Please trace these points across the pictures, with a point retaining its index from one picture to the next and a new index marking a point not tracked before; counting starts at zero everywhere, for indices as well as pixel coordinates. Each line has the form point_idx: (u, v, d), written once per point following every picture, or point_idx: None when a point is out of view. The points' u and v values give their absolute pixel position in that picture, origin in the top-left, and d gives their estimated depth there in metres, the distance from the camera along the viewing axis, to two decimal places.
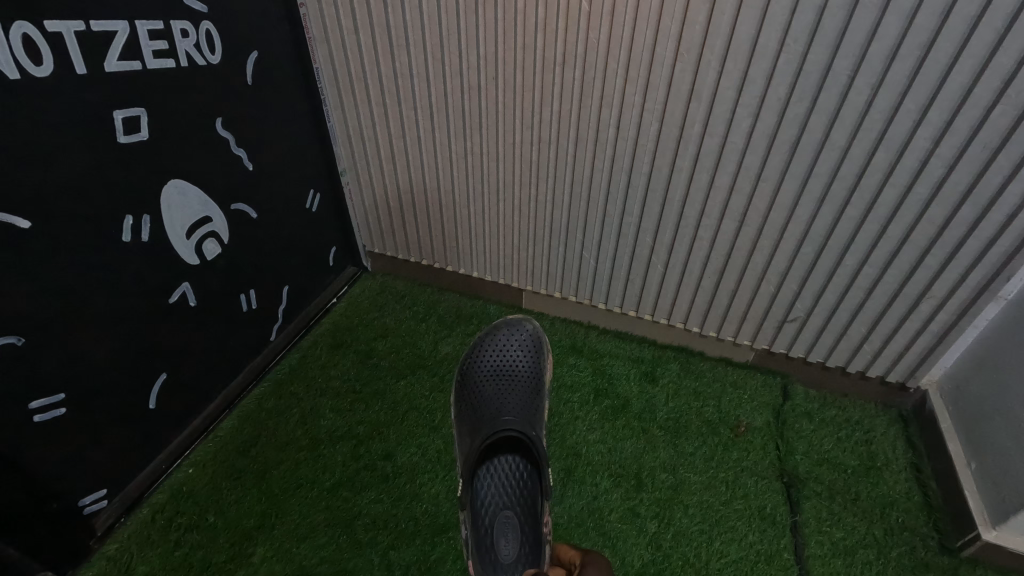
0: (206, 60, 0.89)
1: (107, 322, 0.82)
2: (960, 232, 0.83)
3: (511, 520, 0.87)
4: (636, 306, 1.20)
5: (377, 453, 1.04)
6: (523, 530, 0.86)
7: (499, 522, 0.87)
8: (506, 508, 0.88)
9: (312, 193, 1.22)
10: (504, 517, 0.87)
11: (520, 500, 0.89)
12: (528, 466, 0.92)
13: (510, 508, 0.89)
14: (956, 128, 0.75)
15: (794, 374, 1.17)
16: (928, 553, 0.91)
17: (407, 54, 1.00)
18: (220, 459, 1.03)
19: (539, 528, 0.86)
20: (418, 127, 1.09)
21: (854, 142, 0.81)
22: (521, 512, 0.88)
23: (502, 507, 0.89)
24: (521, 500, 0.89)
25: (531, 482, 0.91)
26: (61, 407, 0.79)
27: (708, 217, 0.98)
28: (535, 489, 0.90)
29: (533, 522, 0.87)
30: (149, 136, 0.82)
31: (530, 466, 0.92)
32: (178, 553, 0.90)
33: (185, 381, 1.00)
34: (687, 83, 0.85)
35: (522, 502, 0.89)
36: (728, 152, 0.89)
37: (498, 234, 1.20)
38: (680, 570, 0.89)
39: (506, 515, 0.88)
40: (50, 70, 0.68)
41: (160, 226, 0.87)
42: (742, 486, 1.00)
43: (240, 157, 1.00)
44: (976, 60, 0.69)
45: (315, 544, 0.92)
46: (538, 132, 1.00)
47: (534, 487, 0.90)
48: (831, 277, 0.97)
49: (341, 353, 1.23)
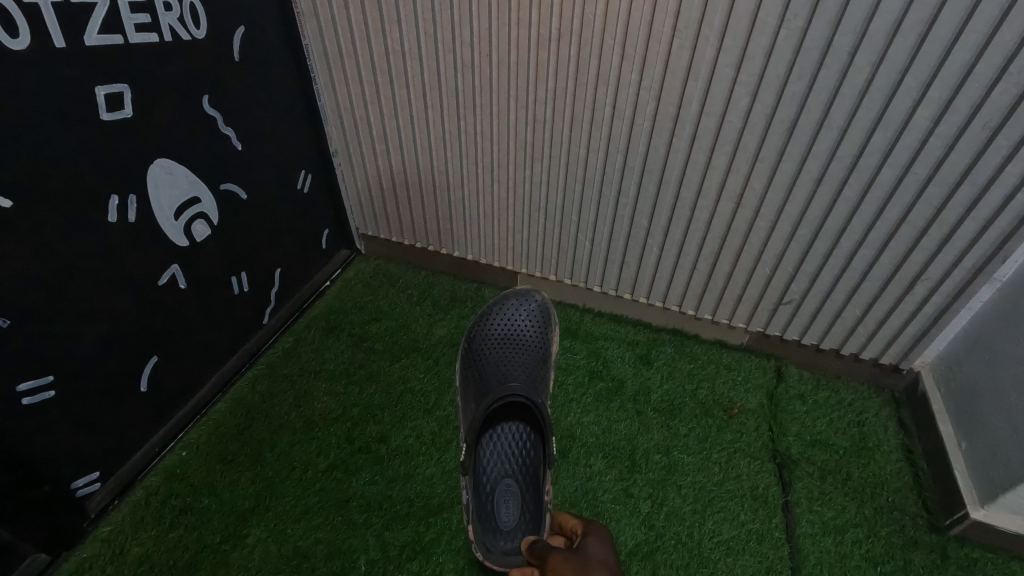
0: (191, 35, 0.85)
1: (95, 304, 0.81)
2: (957, 214, 0.83)
3: (512, 489, 0.89)
4: (632, 288, 1.19)
5: (371, 436, 1.04)
6: (524, 499, 0.88)
7: (500, 489, 0.89)
8: (507, 477, 0.90)
9: (304, 174, 1.19)
10: (506, 485, 0.89)
11: (522, 470, 0.91)
12: (530, 433, 0.94)
13: (511, 477, 0.91)
14: (957, 106, 0.74)
15: (788, 356, 1.18)
16: (916, 531, 0.93)
17: (399, 28, 0.96)
18: (214, 443, 1.02)
19: (540, 496, 0.88)
20: (412, 105, 1.06)
21: (853, 122, 0.80)
22: (523, 482, 0.90)
23: (503, 476, 0.91)
24: (524, 469, 0.91)
25: (535, 452, 0.93)
26: (50, 390, 0.77)
27: (704, 199, 0.98)
28: (538, 459, 0.91)
29: (533, 490, 0.89)
30: (133, 113, 0.79)
31: (533, 437, 0.94)
32: (173, 534, 0.90)
33: (177, 365, 0.98)
34: (686, 60, 0.83)
35: (524, 471, 0.91)
36: (726, 132, 0.88)
37: (494, 215, 1.19)
38: (673, 549, 0.90)
39: (507, 484, 0.90)
40: (27, 42, 0.65)
41: (146, 206, 0.85)
42: (735, 467, 1.01)
43: (228, 136, 0.98)
44: (978, 37, 0.68)
45: (310, 525, 0.92)
46: (533, 111, 0.99)
47: (536, 458, 0.92)
48: (827, 259, 0.97)
49: (335, 335, 1.22)
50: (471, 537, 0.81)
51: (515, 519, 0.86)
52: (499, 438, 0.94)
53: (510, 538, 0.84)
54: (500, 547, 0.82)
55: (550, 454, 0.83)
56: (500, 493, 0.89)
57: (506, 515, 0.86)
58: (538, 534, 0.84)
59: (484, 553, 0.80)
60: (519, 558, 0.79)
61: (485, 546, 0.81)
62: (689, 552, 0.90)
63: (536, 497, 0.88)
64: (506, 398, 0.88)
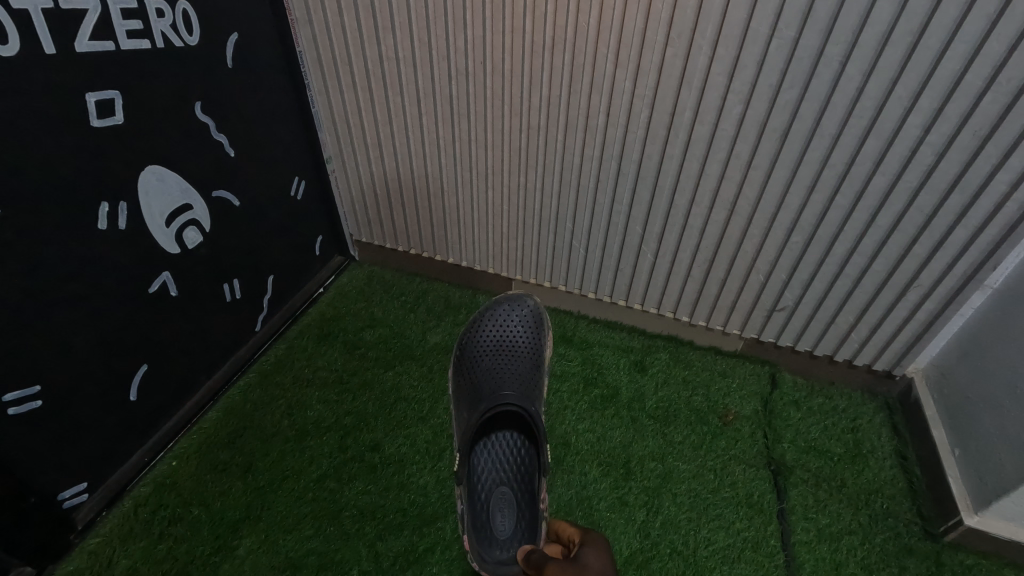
0: (184, 42, 0.85)
1: (84, 312, 0.80)
2: (948, 221, 0.83)
3: (508, 495, 0.89)
4: (626, 295, 1.19)
5: (365, 444, 1.03)
6: (519, 506, 0.88)
7: (495, 498, 0.89)
8: (502, 485, 0.90)
9: (297, 181, 1.18)
10: (501, 493, 0.89)
11: (517, 477, 0.90)
12: (523, 440, 0.94)
13: (506, 484, 0.90)
14: (946, 115, 0.75)
15: (782, 363, 1.18)
16: (911, 538, 0.93)
17: (393, 35, 0.96)
18: (204, 452, 1.01)
19: (536, 502, 0.87)
20: (406, 112, 1.06)
21: (845, 130, 0.81)
22: (518, 489, 0.89)
23: (498, 483, 0.90)
24: (519, 476, 0.90)
25: (529, 458, 0.92)
26: (37, 400, 0.76)
27: (698, 206, 0.98)
28: (532, 465, 0.91)
29: (529, 497, 0.88)
30: (124, 120, 0.79)
31: (527, 443, 0.93)
32: (162, 546, 0.89)
33: (167, 373, 0.97)
34: (679, 69, 0.84)
35: (519, 478, 0.90)
36: (720, 139, 0.88)
37: (488, 222, 1.18)
38: (669, 558, 0.90)
39: (502, 492, 0.89)
40: (17, 48, 0.64)
41: (138, 213, 0.84)
42: (730, 474, 1.00)
43: (221, 142, 0.97)
44: (968, 46, 0.69)
45: (302, 536, 0.91)
46: (527, 119, 0.99)
47: (531, 465, 0.91)
48: (820, 267, 0.97)
49: (328, 342, 1.21)
50: (467, 547, 0.81)
51: (511, 526, 0.85)
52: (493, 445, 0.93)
53: (506, 545, 0.84)
54: (496, 556, 0.82)
55: (543, 461, 0.83)
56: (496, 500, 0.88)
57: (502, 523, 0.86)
58: (534, 542, 0.83)
59: (480, 563, 0.80)
60: (514, 567, 0.79)
61: (481, 555, 0.81)
62: (685, 560, 0.90)
63: (530, 503, 0.87)
64: (499, 405, 0.87)
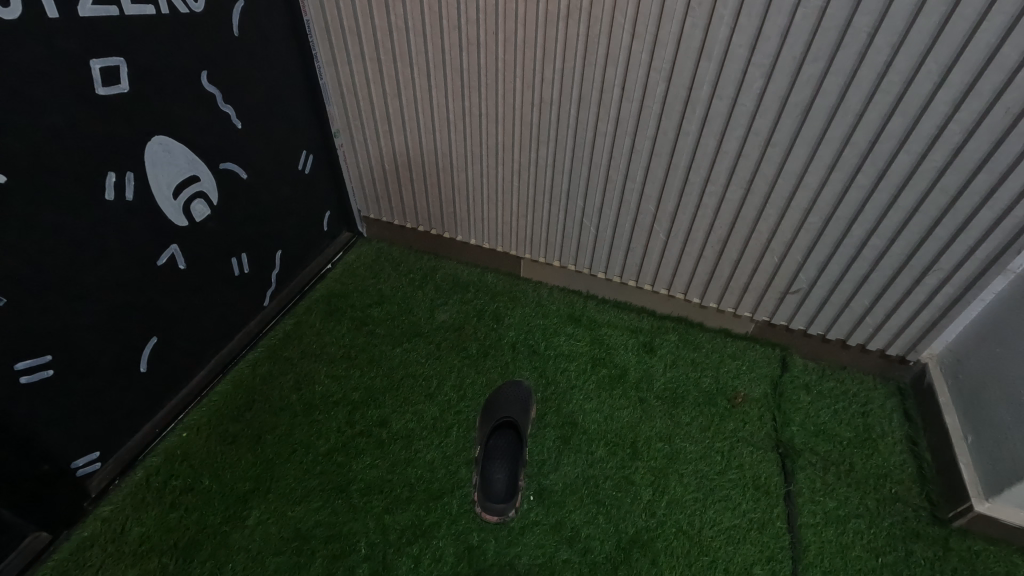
0: (189, 8, 0.83)
1: (93, 283, 0.80)
2: (973, 203, 0.80)
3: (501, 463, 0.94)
4: (636, 276, 1.18)
5: (372, 420, 1.03)
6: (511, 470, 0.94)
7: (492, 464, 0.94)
8: (499, 457, 0.95)
9: (304, 155, 1.17)
10: (496, 461, 0.94)
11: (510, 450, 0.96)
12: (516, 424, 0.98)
13: (502, 458, 0.95)
14: (978, 92, 0.71)
15: (793, 347, 1.17)
16: (919, 523, 0.92)
17: (403, 5, 0.93)
18: (214, 424, 1.02)
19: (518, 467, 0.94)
20: (415, 86, 1.04)
21: (871, 105, 0.78)
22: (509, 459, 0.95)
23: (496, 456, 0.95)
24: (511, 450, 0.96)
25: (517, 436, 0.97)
26: (49, 368, 0.77)
27: (714, 183, 0.95)
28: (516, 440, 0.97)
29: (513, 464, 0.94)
30: (129, 88, 0.77)
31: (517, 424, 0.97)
32: (173, 515, 0.90)
33: (177, 346, 0.98)
34: (698, 41, 0.81)
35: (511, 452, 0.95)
36: (738, 114, 0.86)
37: (497, 199, 1.17)
38: (674, 537, 0.90)
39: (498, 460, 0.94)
40: (19, 11, 0.63)
41: (144, 185, 0.83)
42: (736, 456, 1.00)
43: (228, 114, 0.95)
44: (1007, 16, 0.65)
45: (310, 508, 0.92)
46: (540, 93, 0.96)
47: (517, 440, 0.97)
48: (837, 248, 0.95)
49: (335, 319, 1.21)
50: (478, 501, 0.92)
51: (508, 477, 0.92)
52: (495, 402, 1.03)
53: (507, 500, 0.91)
54: (497, 510, 0.90)
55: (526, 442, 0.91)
56: (490, 446, 0.96)
57: (496, 476, 0.92)
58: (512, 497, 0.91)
59: (484, 509, 0.91)
60: (503, 510, 0.90)
61: (486, 505, 0.91)
62: (689, 539, 0.90)
63: (518, 457, 0.95)
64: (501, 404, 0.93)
